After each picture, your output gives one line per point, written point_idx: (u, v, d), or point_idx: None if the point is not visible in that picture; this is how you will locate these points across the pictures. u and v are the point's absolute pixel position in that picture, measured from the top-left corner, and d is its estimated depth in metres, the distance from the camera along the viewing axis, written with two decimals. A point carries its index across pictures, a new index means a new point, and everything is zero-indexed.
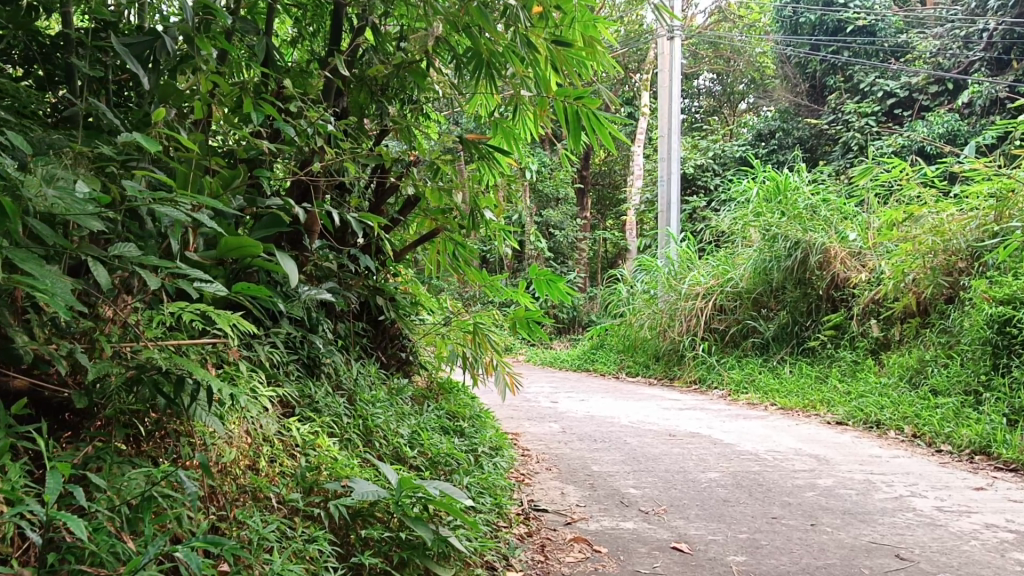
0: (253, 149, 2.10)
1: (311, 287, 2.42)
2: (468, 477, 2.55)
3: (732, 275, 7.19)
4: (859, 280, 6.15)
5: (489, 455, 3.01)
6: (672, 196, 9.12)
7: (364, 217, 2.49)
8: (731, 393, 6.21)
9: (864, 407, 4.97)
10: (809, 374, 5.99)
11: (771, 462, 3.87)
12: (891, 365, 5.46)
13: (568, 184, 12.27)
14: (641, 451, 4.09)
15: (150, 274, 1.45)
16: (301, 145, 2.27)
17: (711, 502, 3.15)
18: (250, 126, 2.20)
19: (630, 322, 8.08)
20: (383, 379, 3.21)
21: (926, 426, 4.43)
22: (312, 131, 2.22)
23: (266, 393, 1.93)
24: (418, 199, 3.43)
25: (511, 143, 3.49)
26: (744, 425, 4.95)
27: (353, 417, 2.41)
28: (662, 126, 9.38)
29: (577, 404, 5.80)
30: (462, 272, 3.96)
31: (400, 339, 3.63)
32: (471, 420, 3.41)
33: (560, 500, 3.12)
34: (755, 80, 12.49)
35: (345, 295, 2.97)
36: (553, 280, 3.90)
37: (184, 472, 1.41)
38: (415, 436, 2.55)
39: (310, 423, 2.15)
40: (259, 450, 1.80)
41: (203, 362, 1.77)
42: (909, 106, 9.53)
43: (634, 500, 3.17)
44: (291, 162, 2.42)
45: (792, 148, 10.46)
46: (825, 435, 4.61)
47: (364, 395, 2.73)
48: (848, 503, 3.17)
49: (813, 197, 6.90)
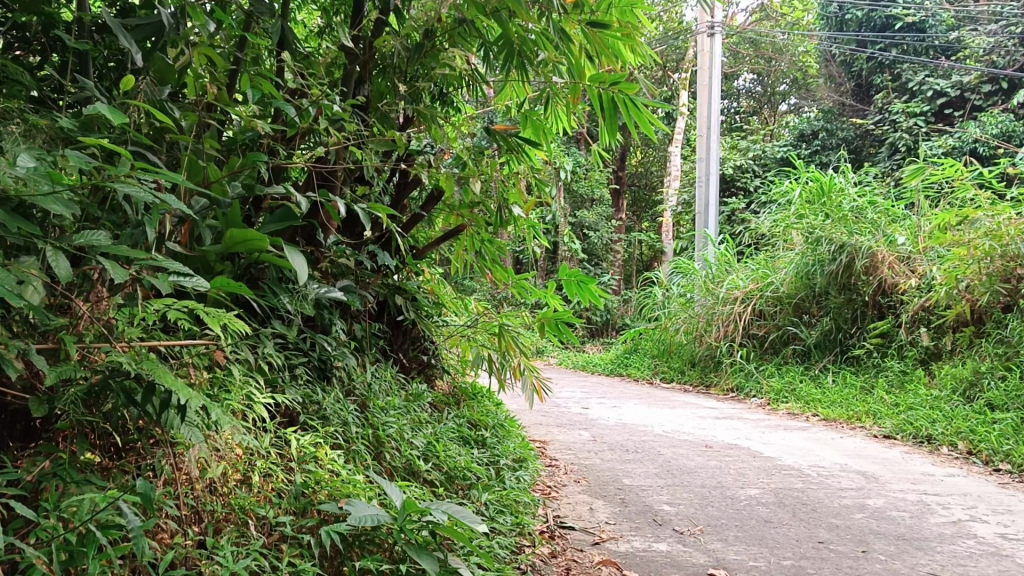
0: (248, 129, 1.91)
1: (320, 284, 2.26)
2: (487, 493, 2.36)
3: (772, 280, 6.89)
4: (908, 286, 5.84)
5: (513, 468, 2.81)
6: (711, 197, 8.84)
7: (373, 207, 2.31)
8: (770, 402, 5.95)
9: (914, 421, 4.69)
10: (853, 384, 5.71)
11: (816, 478, 3.62)
12: (942, 376, 5.16)
13: (603, 184, 12.04)
14: (676, 464, 3.86)
15: (115, 265, 1.28)
16: (307, 128, 2.07)
17: (750, 523, 2.92)
18: (250, 108, 2.01)
19: (664, 327, 7.84)
20: (402, 384, 3.04)
21: (982, 443, 4.15)
22: (313, 111, 2.02)
23: (262, 401, 1.77)
24: (444, 193, 3.25)
25: (543, 136, 3.29)
26: (785, 437, 4.69)
27: (363, 426, 2.24)
28: (701, 124, 9.11)
29: (609, 411, 5.58)
30: (488, 271, 3.78)
31: (421, 341, 3.46)
32: (495, 428, 3.21)
33: (588, 517, 2.91)
34: (797, 80, 12.15)
35: (362, 294, 2.82)
36: (584, 281, 3.69)
37: (135, 493, 1.22)
38: (431, 447, 2.37)
39: (312, 433, 1.98)
40: (248, 466, 1.63)
41: (193, 367, 1.62)
42: (959, 106, 9.15)
43: (668, 518, 2.95)
44: (301, 148, 2.24)
45: (836, 150, 10.10)
46: (872, 449, 4.35)
47: (378, 403, 2.56)
48: (901, 527, 2.93)
49: (860, 199, 6.59)
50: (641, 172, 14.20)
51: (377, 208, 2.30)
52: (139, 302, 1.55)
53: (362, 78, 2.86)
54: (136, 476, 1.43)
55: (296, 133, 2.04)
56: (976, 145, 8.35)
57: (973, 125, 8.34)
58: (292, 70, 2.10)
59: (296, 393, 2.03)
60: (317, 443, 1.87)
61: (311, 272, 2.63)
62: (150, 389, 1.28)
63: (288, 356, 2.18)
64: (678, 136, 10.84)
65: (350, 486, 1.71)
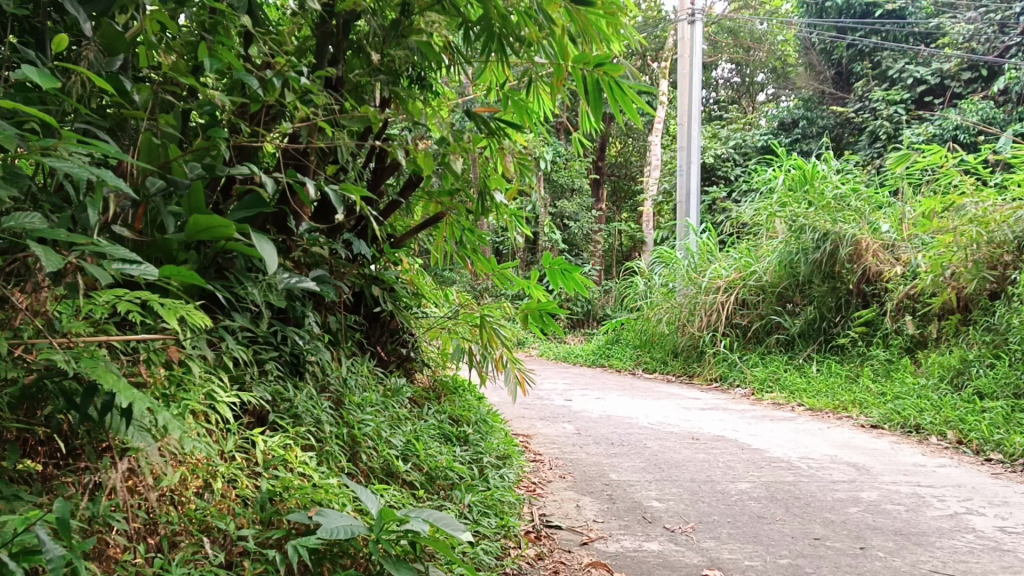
0: (206, 104, 1.75)
1: (289, 273, 2.12)
2: (471, 493, 2.23)
3: (755, 268, 6.80)
4: (893, 274, 5.77)
5: (497, 465, 2.68)
6: (692, 186, 8.75)
7: (346, 188, 2.18)
8: (754, 392, 5.87)
9: (902, 410, 4.63)
10: (839, 373, 5.65)
11: (807, 471, 3.53)
12: (930, 365, 5.09)
13: (583, 173, 11.92)
14: (663, 457, 3.76)
15: (49, 251, 1.12)
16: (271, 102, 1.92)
17: (743, 519, 2.82)
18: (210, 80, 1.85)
19: (647, 317, 7.74)
20: (380, 378, 2.90)
21: (972, 433, 4.08)
22: (279, 84, 1.86)
23: (225, 400, 1.64)
24: (421, 178, 3.13)
25: (525, 119, 3.17)
26: (772, 428, 4.60)
27: (338, 424, 2.11)
28: (681, 113, 9.00)
29: (592, 403, 5.47)
30: (469, 260, 3.65)
31: (400, 333, 3.32)
32: (478, 423, 3.09)
33: (575, 515, 2.80)
34: (776, 68, 12.09)
35: (337, 284, 2.68)
36: (568, 271, 3.55)
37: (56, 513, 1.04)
38: (410, 445, 2.24)
39: (281, 434, 1.85)
40: (209, 474, 1.51)
41: (145, 367, 1.49)
42: (940, 93, 9.10)
43: (658, 516, 2.84)
44: (267, 126, 2.08)
45: (816, 138, 10.04)
46: (861, 440, 4.27)
47: (354, 399, 2.42)
48: (897, 521, 2.83)
49: (843, 186, 6.51)
50: (620, 162, 14.10)
51: (351, 189, 2.17)
52: (90, 296, 1.42)
53: (336, 56, 2.71)
54: (81, 486, 1.32)
55: (260, 108, 1.88)
56: (957, 133, 8.31)
57: (954, 112, 8.29)
58: (254, 41, 1.94)
59: (264, 390, 1.90)
60: (285, 445, 1.74)
61: (282, 260, 2.48)
62: (91, 390, 1.15)
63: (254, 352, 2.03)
64: (658, 124, 10.73)
65: (319, 491, 1.58)
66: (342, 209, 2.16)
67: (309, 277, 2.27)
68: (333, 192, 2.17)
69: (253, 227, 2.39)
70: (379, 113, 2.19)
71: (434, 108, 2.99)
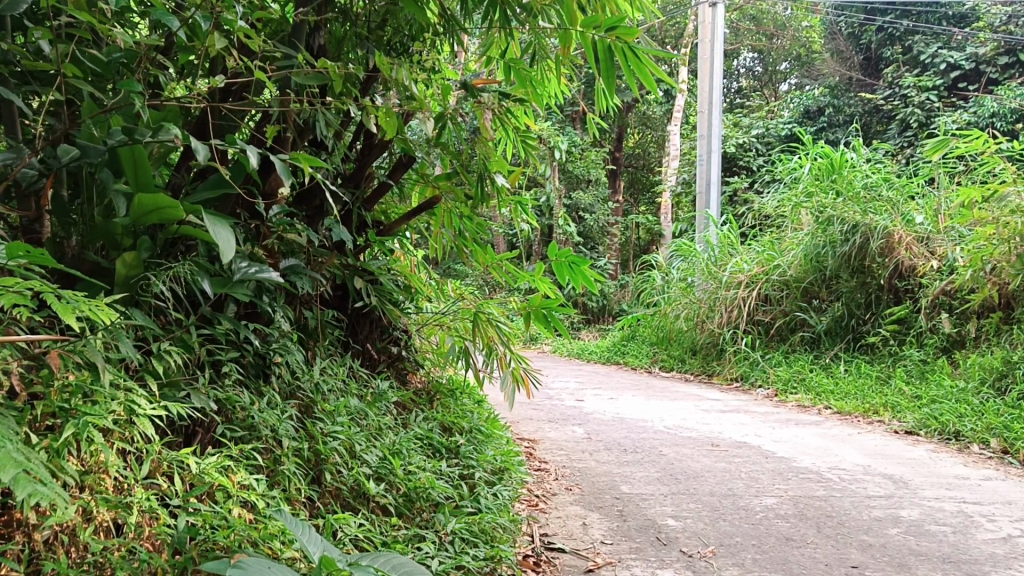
0: (116, 50, 1.60)
1: (244, 261, 1.86)
2: (457, 517, 1.93)
3: (779, 262, 6.45)
4: (929, 268, 5.43)
5: (492, 481, 2.39)
6: (712, 176, 8.38)
7: (296, 158, 1.91)
8: (778, 393, 5.55)
9: (939, 415, 4.29)
10: (869, 374, 5.32)
11: (839, 484, 3.21)
12: (969, 366, 4.76)
13: (600, 164, 11.58)
14: (680, 466, 3.44)
15: None
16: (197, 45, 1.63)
17: (769, 542, 2.51)
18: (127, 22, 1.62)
19: (664, 312, 7.41)
20: (362, 379, 2.61)
21: (1019, 442, 3.75)
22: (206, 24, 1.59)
23: (149, 413, 1.37)
24: (413, 159, 2.81)
25: (531, 95, 2.86)
26: (797, 433, 4.28)
27: (301, 437, 1.82)
28: (702, 101, 8.63)
29: (604, 403, 5.17)
30: (469, 251, 3.35)
31: (391, 332, 3.03)
32: (473, 429, 2.80)
33: (580, 536, 2.50)
34: (800, 56, 11.70)
35: (312, 275, 2.40)
36: (577, 263, 3.21)
37: None
38: (386, 462, 1.94)
39: (223, 454, 1.56)
40: (120, 508, 1.24)
41: (11, 388, 1.20)
42: (974, 79, 8.68)
43: (673, 537, 2.53)
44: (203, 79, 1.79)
45: (843, 127, 9.64)
46: (894, 447, 3.95)
47: (325, 407, 2.13)
48: (945, 546, 2.51)
49: (874, 175, 6.15)
50: (638, 153, 13.75)
51: (301, 159, 1.90)
52: None
53: (316, 26, 2.42)
54: None
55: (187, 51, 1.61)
56: (993, 120, 7.90)
57: (989, 98, 7.90)
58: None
59: (206, 400, 1.61)
60: (222, 466, 1.46)
61: (248, 249, 2.19)
62: None
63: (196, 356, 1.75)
64: (677, 113, 10.38)
65: (254, 528, 1.33)
66: (295, 184, 1.89)
67: (271, 269, 1.98)
68: (283, 163, 1.90)
69: (218, 212, 2.14)
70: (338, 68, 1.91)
71: (434, 82, 2.71)
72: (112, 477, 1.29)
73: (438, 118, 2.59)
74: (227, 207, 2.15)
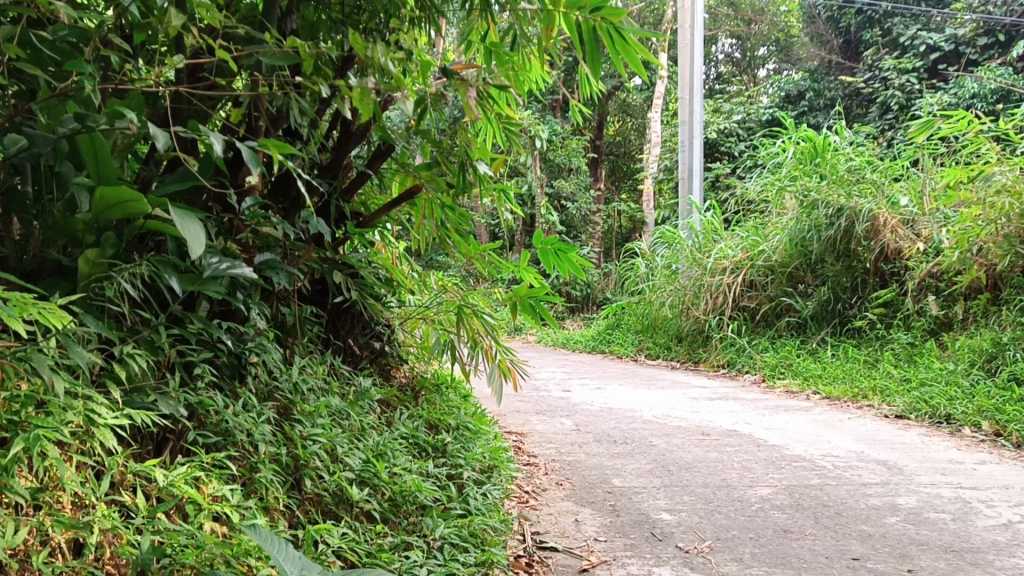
0: (63, 28, 1.51)
1: (215, 258, 1.75)
2: (446, 520, 1.84)
3: (764, 248, 6.39)
4: (915, 251, 5.39)
5: (481, 480, 2.30)
6: (695, 162, 8.31)
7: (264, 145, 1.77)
8: (765, 379, 5.50)
9: (929, 398, 4.26)
10: (856, 358, 5.29)
11: (833, 472, 3.15)
12: (958, 349, 4.73)
13: (580, 152, 11.49)
14: (672, 457, 3.37)
15: None
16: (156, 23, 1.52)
17: (767, 535, 2.44)
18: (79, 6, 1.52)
19: (648, 300, 7.34)
20: (345, 378, 2.50)
21: (1012, 424, 3.71)
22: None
23: (110, 424, 1.27)
24: (392, 147, 2.71)
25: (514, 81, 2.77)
26: (788, 419, 4.23)
27: (279, 442, 1.72)
28: (683, 86, 8.56)
29: (592, 393, 5.10)
30: (452, 241, 3.24)
31: (373, 326, 2.93)
32: (460, 425, 2.71)
33: (573, 533, 2.42)
34: (779, 40, 11.66)
35: (289, 271, 2.29)
36: (563, 251, 3.11)
37: None
38: (370, 465, 1.84)
39: (193, 463, 1.47)
40: (78, 530, 1.14)
41: None
42: (954, 61, 8.67)
43: (669, 532, 2.46)
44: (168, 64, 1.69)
45: (824, 110, 9.61)
46: (886, 432, 3.91)
47: (305, 407, 2.02)
48: (945, 535, 2.45)
49: (857, 158, 6.11)
50: (618, 140, 13.68)
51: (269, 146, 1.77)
52: None
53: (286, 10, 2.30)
54: None
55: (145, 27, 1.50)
56: (973, 101, 7.88)
57: (970, 79, 7.89)
58: None
59: (175, 407, 1.51)
60: (191, 478, 1.36)
61: (220, 244, 2.08)
62: None
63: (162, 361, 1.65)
64: (657, 100, 10.31)
65: (226, 546, 1.24)
66: (266, 174, 1.76)
67: (244, 264, 1.87)
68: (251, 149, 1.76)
69: (188, 206, 2.06)
70: (307, 47, 1.82)
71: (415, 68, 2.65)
72: (69, 495, 1.20)
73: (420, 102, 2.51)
74: (197, 201, 2.07)
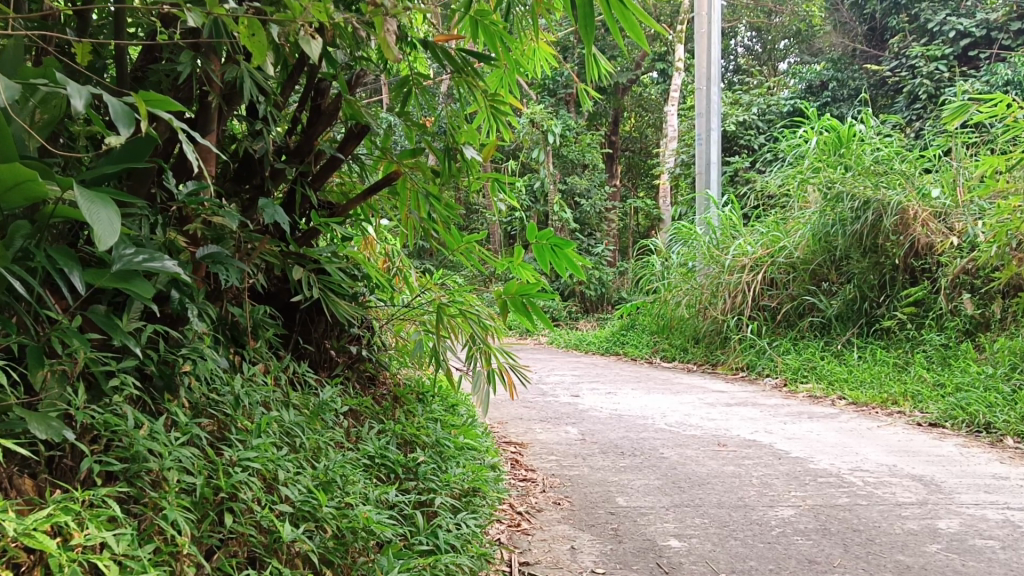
0: None
1: (128, 247, 1.48)
2: (403, 562, 1.57)
3: (785, 243, 6.05)
4: (947, 246, 5.06)
5: (456, 508, 2.02)
6: (712, 155, 7.96)
7: (138, 96, 1.18)
8: (787, 383, 5.17)
9: (966, 405, 3.93)
10: (885, 361, 4.95)
11: (863, 489, 2.84)
12: (996, 352, 4.41)
13: (595, 148, 11.15)
14: (684, 472, 3.06)
15: None
16: None
17: (790, 567, 2.12)
18: None
19: (664, 300, 7.00)
20: (309, 389, 2.25)
21: None
22: None
23: None
24: (367, 126, 2.40)
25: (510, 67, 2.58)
26: (810, 428, 3.91)
27: (202, 473, 1.47)
28: (700, 77, 8.21)
29: (601, 398, 4.80)
30: (438, 234, 2.92)
31: (348, 330, 2.64)
32: (441, 440, 2.42)
33: (567, 564, 2.13)
34: (800, 31, 11.30)
35: (241, 266, 2.00)
36: (560, 247, 2.82)
37: None
38: (312, 496, 1.58)
39: (65, 502, 1.22)
40: None
41: None
42: (985, 47, 8.31)
43: (677, 562, 2.15)
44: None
45: (848, 101, 9.27)
46: (919, 442, 3.58)
47: (245, 425, 1.76)
48: (996, 567, 2.13)
49: (885, 148, 5.75)
50: (635, 136, 13.36)
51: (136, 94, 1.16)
52: None
53: None
54: None
55: None
56: (1007, 88, 7.50)
57: (1002, 66, 7.54)
58: None
59: (57, 429, 1.27)
60: (57, 523, 1.13)
61: (159, 238, 1.81)
62: None
63: (53, 378, 1.41)
64: (674, 93, 9.96)
65: None
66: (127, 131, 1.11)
67: (167, 257, 1.57)
68: (119, 104, 1.17)
69: (131, 192, 1.82)
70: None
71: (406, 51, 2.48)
72: None
73: (403, 83, 2.32)
74: (145, 189, 1.83)
